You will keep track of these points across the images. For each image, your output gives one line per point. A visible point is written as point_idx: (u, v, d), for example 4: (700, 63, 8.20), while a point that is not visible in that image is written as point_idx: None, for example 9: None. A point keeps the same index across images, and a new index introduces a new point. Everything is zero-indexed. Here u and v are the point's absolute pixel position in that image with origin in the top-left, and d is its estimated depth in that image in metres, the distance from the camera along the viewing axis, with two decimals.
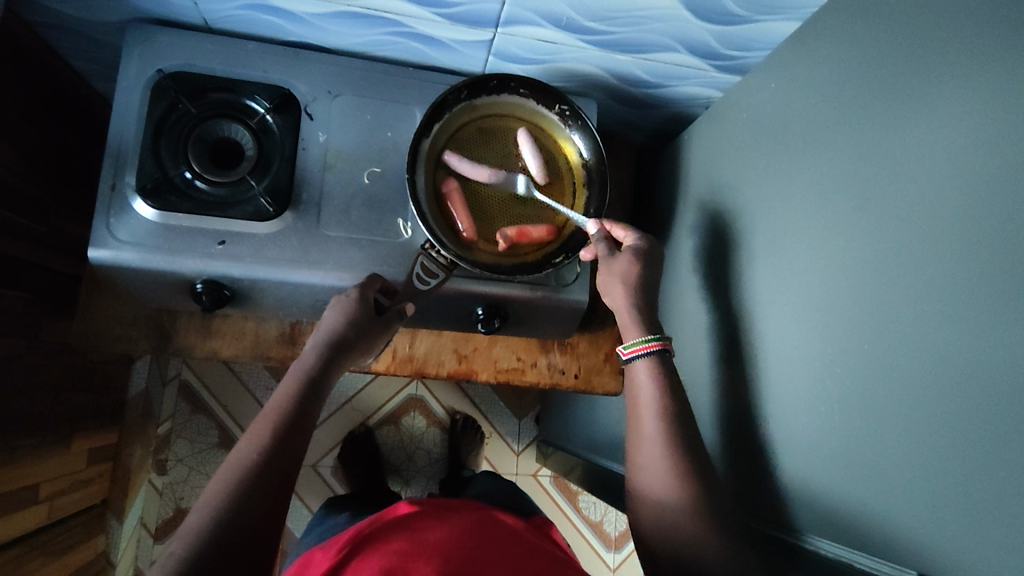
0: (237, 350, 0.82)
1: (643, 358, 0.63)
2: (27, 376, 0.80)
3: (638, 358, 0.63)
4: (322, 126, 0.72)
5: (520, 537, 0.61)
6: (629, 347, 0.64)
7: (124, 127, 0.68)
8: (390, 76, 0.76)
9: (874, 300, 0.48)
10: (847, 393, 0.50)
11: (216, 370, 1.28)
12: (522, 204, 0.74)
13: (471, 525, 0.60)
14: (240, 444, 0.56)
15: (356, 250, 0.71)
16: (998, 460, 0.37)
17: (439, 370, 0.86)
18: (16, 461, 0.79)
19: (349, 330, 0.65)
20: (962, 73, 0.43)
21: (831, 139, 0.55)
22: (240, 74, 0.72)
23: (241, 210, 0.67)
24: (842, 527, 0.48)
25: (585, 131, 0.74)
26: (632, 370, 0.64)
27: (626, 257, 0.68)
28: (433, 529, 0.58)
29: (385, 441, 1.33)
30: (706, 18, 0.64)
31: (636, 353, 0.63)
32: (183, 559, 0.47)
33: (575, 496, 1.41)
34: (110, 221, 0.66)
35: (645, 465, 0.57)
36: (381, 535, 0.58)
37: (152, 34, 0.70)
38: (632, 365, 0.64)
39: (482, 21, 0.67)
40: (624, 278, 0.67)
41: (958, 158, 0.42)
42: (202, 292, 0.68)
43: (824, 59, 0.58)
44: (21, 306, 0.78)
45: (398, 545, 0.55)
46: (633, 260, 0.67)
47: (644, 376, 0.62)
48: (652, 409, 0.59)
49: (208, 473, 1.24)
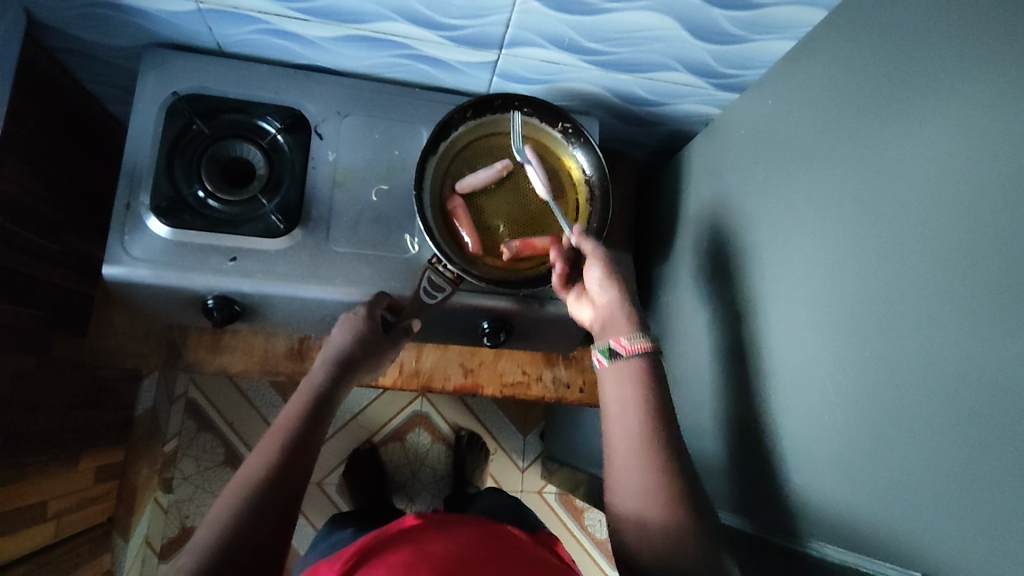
0: (246, 365, 0.83)
1: (637, 356, 0.60)
2: (37, 392, 0.81)
3: (628, 355, 0.60)
4: (331, 145, 0.74)
5: (525, 549, 0.62)
6: (625, 347, 0.61)
7: (139, 148, 0.69)
8: (398, 96, 0.78)
9: (872, 315, 0.49)
10: (851, 399, 0.50)
11: (223, 388, 1.29)
12: (526, 219, 0.75)
13: (474, 536, 0.60)
14: (250, 458, 0.57)
15: (365, 266, 0.72)
16: (993, 464, 0.38)
17: (446, 384, 0.86)
18: (24, 478, 0.80)
19: (357, 347, 0.67)
20: (952, 88, 0.45)
21: (826, 154, 0.57)
22: (251, 95, 0.74)
23: (253, 228, 0.69)
24: (846, 533, 0.49)
25: (588, 148, 0.76)
26: (615, 369, 0.61)
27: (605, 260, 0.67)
28: (435, 541, 0.59)
29: (390, 457, 1.33)
30: (703, 37, 0.67)
31: (632, 350, 0.60)
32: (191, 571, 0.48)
33: (580, 513, 1.41)
34: (124, 239, 0.67)
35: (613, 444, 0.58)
36: (386, 546, 0.59)
37: (167, 58, 0.72)
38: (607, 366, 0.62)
39: (486, 42, 0.69)
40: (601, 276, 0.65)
41: (950, 170, 0.44)
42: (214, 307, 0.70)
43: (819, 76, 0.60)
44: (33, 324, 0.79)
45: (401, 556, 0.56)
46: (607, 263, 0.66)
47: (624, 373, 0.60)
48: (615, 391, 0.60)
49: (214, 491, 1.24)
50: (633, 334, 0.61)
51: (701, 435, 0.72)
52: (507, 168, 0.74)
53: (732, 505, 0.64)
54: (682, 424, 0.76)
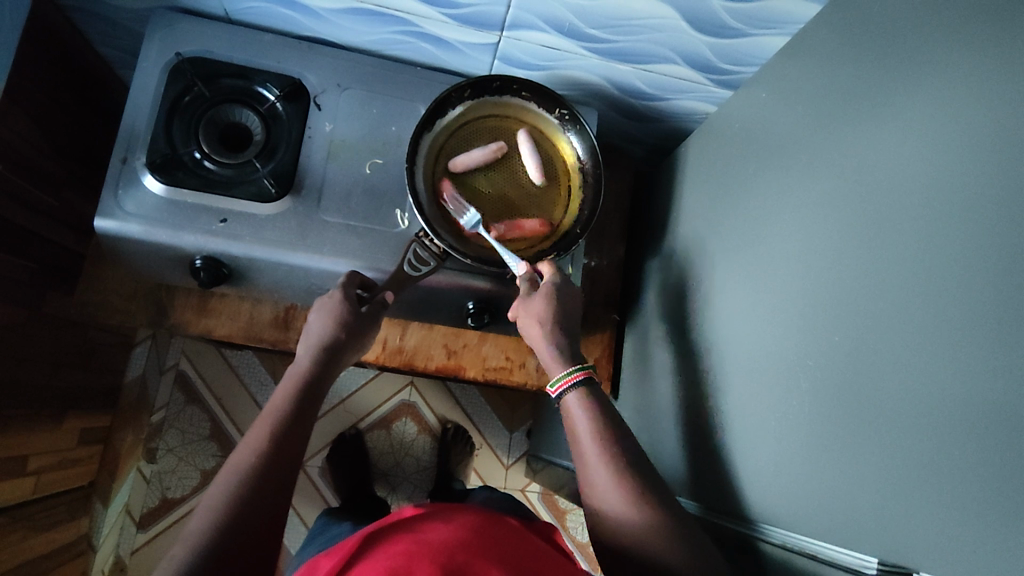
0: (232, 330, 0.84)
1: (573, 392, 0.64)
2: (24, 345, 0.82)
3: (567, 392, 0.64)
4: (329, 116, 0.75)
5: (516, 532, 0.62)
6: (556, 383, 0.65)
7: (139, 106, 0.71)
8: (400, 74, 0.79)
9: (844, 305, 0.49)
10: (820, 388, 0.50)
11: (213, 362, 1.29)
12: (517, 202, 0.75)
13: (473, 524, 0.60)
14: (240, 448, 0.59)
15: (353, 237, 0.73)
16: (955, 447, 0.38)
17: (428, 363, 0.87)
18: (7, 429, 0.80)
19: (339, 333, 0.66)
20: (936, 79, 0.46)
21: (814, 146, 0.58)
22: (254, 62, 0.75)
23: (244, 191, 0.70)
24: (813, 521, 0.48)
25: (583, 135, 0.76)
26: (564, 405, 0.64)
27: (545, 298, 0.68)
28: (433, 529, 0.58)
29: (375, 444, 1.33)
30: (703, 30, 0.67)
31: (563, 388, 0.64)
32: (184, 562, 0.49)
33: (563, 515, 1.40)
34: (118, 193, 0.68)
35: (598, 490, 0.57)
36: (382, 536, 0.58)
37: (174, 21, 0.74)
38: (563, 401, 0.64)
39: (488, 23, 0.70)
40: (540, 316, 0.67)
41: (932, 156, 0.44)
42: (201, 267, 0.71)
43: (812, 71, 0.60)
44: (25, 275, 0.80)
45: (400, 548, 0.55)
46: (547, 300, 0.68)
47: (579, 411, 0.62)
48: (594, 443, 0.59)
49: (197, 464, 1.24)
50: (565, 371, 0.65)
51: (681, 427, 0.71)
52: (500, 150, 0.74)
53: (709, 496, 0.64)
54: (663, 416, 0.76)
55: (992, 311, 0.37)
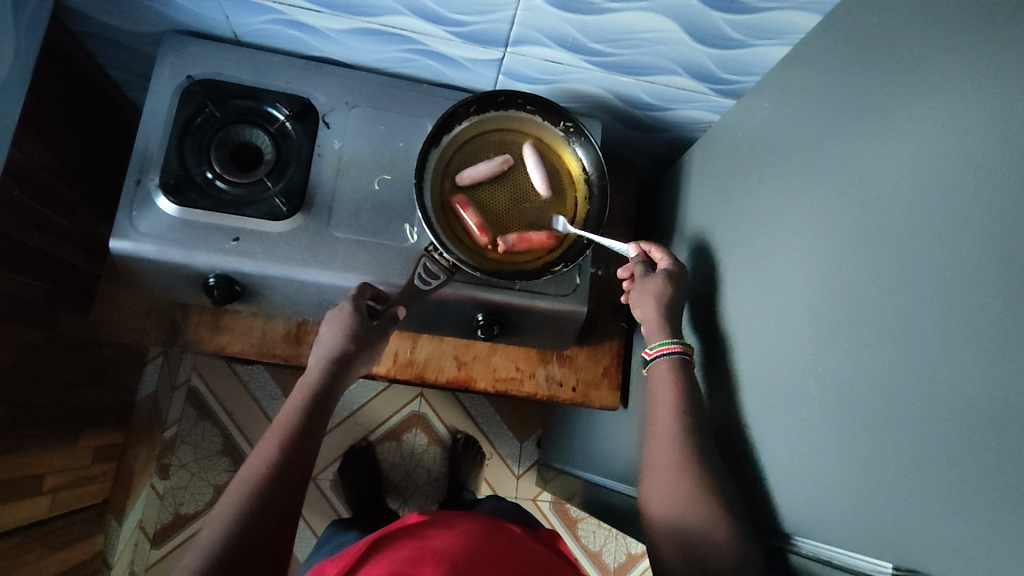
0: (244, 346, 0.85)
1: (665, 359, 0.66)
2: (40, 365, 0.83)
3: (659, 358, 0.67)
4: (337, 134, 0.76)
5: (518, 538, 0.63)
6: (654, 347, 0.68)
7: (152, 129, 0.72)
8: (406, 91, 0.80)
9: (851, 311, 0.50)
10: (829, 393, 0.50)
11: (223, 377, 1.30)
12: (525, 214, 0.76)
13: (477, 530, 0.61)
14: (251, 457, 0.59)
15: (364, 252, 0.73)
16: (965, 452, 0.38)
17: (439, 375, 0.88)
18: (23, 449, 0.81)
19: (349, 344, 0.66)
20: (937, 88, 0.46)
21: (817, 154, 0.58)
22: (263, 83, 0.76)
23: (256, 210, 0.71)
24: (825, 528, 0.49)
25: (588, 147, 0.77)
26: (653, 369, 0.67)
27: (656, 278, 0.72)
28: (438, 534, 0.59)
29: (386, 456, 1.33)
30: (704, 42, 0.68)
31: (659, 352, 0.67)
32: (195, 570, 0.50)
33: (575, 524, 1.39)
34: (132, 214, 0.69)
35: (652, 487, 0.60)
36: (389, 541, 0.59)
37: (185, 45, 0.76)
38: (654, 366, 0.67)
39: (492, 40, 0.71)
40: (658, 292, 0.70)
41: (933, 162, 0.45)
42: (214, 285, 0.72)
43: (813, 81, 0.61)
44: (41, 297, 0.81)
45: (405, 553, 0.56)
46: (664, 280, 0.71)
47: (665, 394, 0.64)
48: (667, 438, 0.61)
49: (209, 480, 1.25)
50: (663, 339, 0.68)
51: None
52: (506, 164, 0.75)
53: None
54: None
55: (995, 314, 0.38)
